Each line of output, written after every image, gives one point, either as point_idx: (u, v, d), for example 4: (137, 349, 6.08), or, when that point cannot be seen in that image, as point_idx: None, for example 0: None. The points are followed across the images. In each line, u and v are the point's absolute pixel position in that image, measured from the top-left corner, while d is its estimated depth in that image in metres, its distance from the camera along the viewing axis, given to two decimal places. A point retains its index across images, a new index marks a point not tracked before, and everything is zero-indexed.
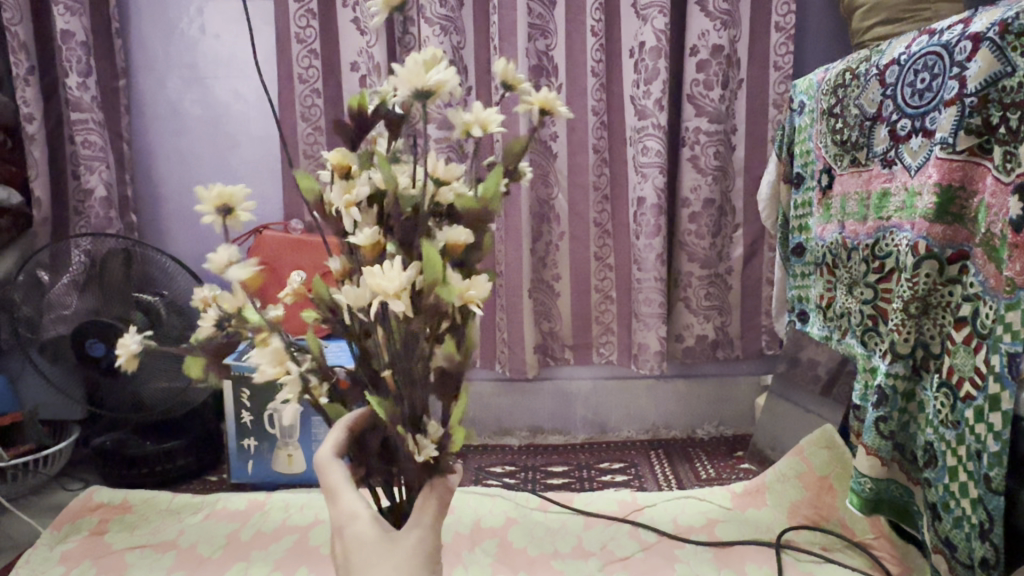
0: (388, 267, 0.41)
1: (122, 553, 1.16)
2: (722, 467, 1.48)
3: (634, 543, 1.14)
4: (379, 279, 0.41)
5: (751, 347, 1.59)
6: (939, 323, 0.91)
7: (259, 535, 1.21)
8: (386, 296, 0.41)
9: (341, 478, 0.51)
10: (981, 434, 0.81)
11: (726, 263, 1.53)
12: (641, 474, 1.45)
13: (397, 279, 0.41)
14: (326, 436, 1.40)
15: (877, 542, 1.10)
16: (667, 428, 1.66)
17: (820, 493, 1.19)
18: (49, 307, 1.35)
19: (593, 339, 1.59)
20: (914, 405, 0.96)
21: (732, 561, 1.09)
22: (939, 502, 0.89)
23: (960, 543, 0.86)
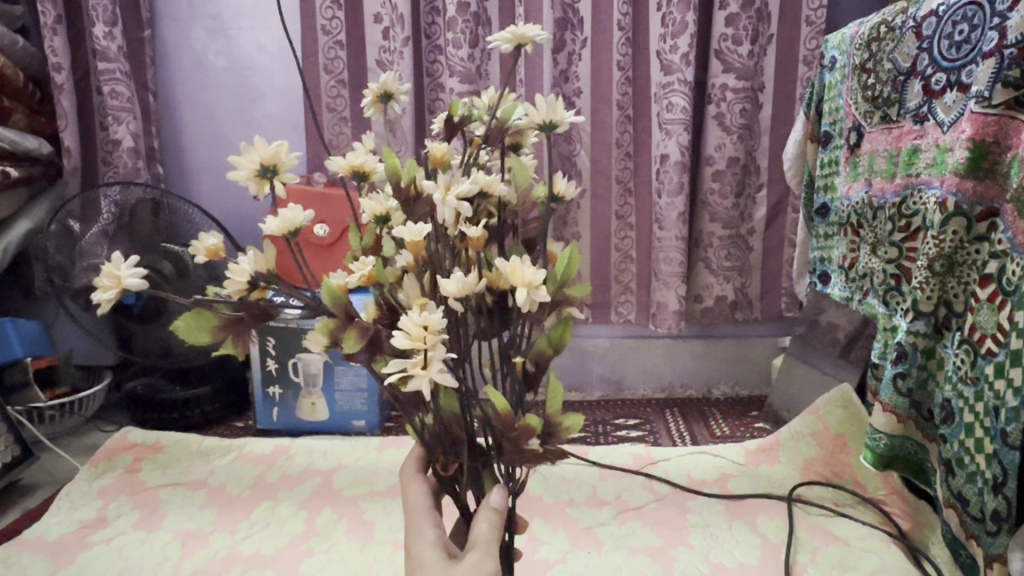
0: (529, 260, 0.45)
1: (155, 490, 1.22)
2: (737, 425, 1.50)
3: (647, 494, 1.17)
4: (523, 270, 0.45)
5: (770, 310, 1.59)
6: (964, 282, 0.90)
7: (284, 477, 1.25)
8: (528, 286, 0.44)
9: (415, 493, 0.58)
10: (1000, 390, 0.81)
11: (748, 224, 1.52)
12: (656, 431, 1.48)
13: (539, 273, 0.45)
14: (348, 385, 1.44)
15: (889, 497, 1.11)
16: (683, 388, 1.67)
17: (834, 451, 1.20)
18: (81, 256, 1.41)
19: (612, 298, 1.59)
20: (933, 363, 0.96)
21: (744, 513, 1.11)
22: (954, 458, 0.89)
23: (972, 498, 0.86)
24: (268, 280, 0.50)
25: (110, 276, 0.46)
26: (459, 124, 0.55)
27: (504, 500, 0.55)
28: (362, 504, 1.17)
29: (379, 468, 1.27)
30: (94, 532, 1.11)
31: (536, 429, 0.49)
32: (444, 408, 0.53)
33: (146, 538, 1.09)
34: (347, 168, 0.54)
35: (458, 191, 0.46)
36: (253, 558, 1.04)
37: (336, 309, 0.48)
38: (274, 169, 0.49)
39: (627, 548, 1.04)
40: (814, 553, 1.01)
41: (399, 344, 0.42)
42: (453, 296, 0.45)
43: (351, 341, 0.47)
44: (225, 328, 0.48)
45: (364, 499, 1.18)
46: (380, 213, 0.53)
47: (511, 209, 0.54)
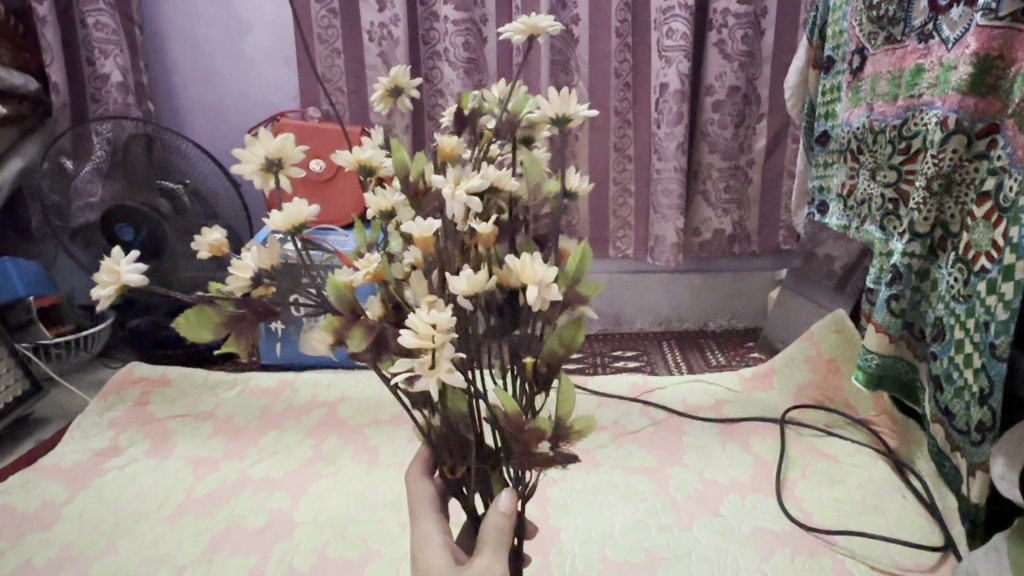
0: (539, 257, 0.44)
1: (164, 421, 1.25)
2: (732, 355, 1.54)
3: (644, 418, 1.20)
4: (532, 268, 0.44)
5: (768, 243, 1.59)
6: (961, 201, 0.91)
7: (290, 408, 1.28)
8: (539, 285, 0.44)
9: (421, 495, 0.58)
10: (991, 305, 0.82)
11: (748, 156, 1.51)
12: (653, 362, 1.51)
13: (550, 271, 0.44)
14: None
15: (878, 418, 1.13)
16: (680, 321, 1.70)
17: (827, 375, 1.21)
18: (76, 195, 1.41)
19: (610, 233, 1.59)
20: (927, 284, 0.98)
21: (737, 435, 1.15)
22: (943, 374, 0.92)
23: (959, 411, 0.89)
24: (271, 276, 0.48)
25: (110, 272, 0.44)
26: (470, 116, 0.56)
27: (512, 504, 0.53)
28: (367, 432, 1.20)
29: (382, 399, 1.29)
30: (109, 459, 1.14)
31: (547, 431, 0.49)
32: (452, 409, 0.52)
33: (158, 465, 1.13)
34: (353, 164, 0.54)
35: (468, 186, 0.45)
36: (264, 481, 1.07)
37: (343, 306, 0.48)
38: (280, 163, 0.47)
39: (624, 467, 1.08)
40: (804, 470, 1.05)
41: (407, 343, 0.42)
42: (462, 293, 0.44)
43: (357, 339, 0.46)
44: (227, 324, 0.46)
45: (369, 427, 1.21)
46: (385, 208, 0.52)
47: (521, 203, 0.52)
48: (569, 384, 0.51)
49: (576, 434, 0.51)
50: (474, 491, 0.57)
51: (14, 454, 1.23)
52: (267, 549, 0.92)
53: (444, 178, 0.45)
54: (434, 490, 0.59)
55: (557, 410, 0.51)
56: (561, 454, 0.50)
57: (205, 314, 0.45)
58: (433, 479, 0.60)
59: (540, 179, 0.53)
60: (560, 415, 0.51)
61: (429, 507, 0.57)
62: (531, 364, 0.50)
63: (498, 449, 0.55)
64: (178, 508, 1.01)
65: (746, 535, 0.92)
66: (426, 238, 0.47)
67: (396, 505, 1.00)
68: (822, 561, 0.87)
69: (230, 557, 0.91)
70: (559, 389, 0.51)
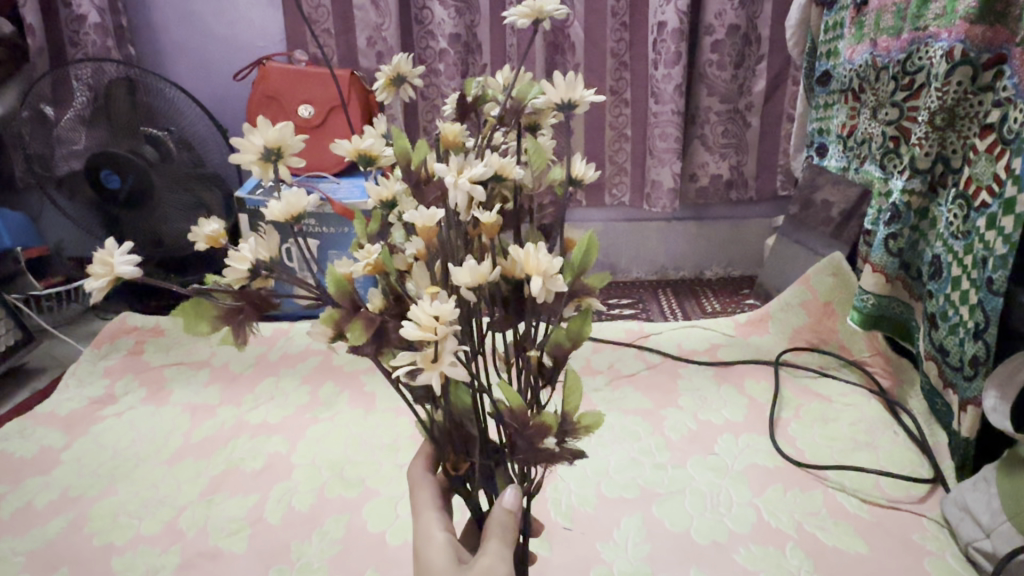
0: (544, 246, 0.42)
1: (159, 369, 1.24)
2: (728, 302, 1.54)
3: (639, 362, 1.21)
4: (536, 257, 0.42)
5: (765, 189, 1.58)
6: (964, 136, 0.89)
7: (285, 356, 1.27)
8: (543, 276, 0.41)
9: (424, 495, 0.55)
10: (990, 240, 0.81)
11: (747, 99, 1.47)
12: (648, 309, 1.52)
13: (554, 260, 0.42)
14: None
15: (872, 359, 1.14)
16: (676, 270, 1.69)
17: (821, 318, 1.22)
18: (59, 142, 1.37)
19: (606, 180, 1.56)
20: (926, 222, 0.97)
21: (732, 377, 1.16)
22: (939, 312, 0.92)
23: (953, 348, 0.89)
24: (272, 268, 0.44)
25: (103, 264, 0.41)
26: (475, 101, 0.55)
27: (518, 499, 0.51)
28: (363, 378, 1.20)
29: None
30: (105, 406, 1.14)
31: (551, 427, 0.47)
32: (456, 404, 0.49)
33: (155, 412, 1.13)
34: (351, 152, 0.50)
35: (471, 174, 0.43)
36: (262, 426, 1.07)
37: (342, 300, 0.45)
38: (279, 153, 0.44)
39: (620, 410, 1.08)
40: (798, 409, 1.06)
41: (409, 336, 0.39)
42: (465, 284, 0.41)
43: (356, 331, 0.43)
44: (224, 318, 0.42)
45: (364, 374, 1.21)
46: (387, 197, 0.48)
47: (526, 192, 0.50)
48: (576, 377, 0.47)
49: (583, 430, 0.48)
50: (479, 488, 0.54)
51: (10, 403, 1.23)
52: (266, 491, 0.93)
53: (445, 166, 0.43)
54: (437, 489, 0.56)
55: (564, 404, 0.48)
56: (567, 450, 0.48)
57: (201, 306, 0.42)
58: (435, 476, 0.57)
59: (546, 166, 0.51)
60: (567, 409, 0.48)
61: (432, 506, 0.55)
62: (535, 355, 0.50)
63: (501, 445, 0.52)
64: (177, 452, 1.02)
65: (739, 471, 0.93)
66: (428, 227, 0.43)
67: (393, 447, 1.01)
68: (813, 495, 0.88)
69: (229, 497, 0.91)
70: (566, 383, 0.48)
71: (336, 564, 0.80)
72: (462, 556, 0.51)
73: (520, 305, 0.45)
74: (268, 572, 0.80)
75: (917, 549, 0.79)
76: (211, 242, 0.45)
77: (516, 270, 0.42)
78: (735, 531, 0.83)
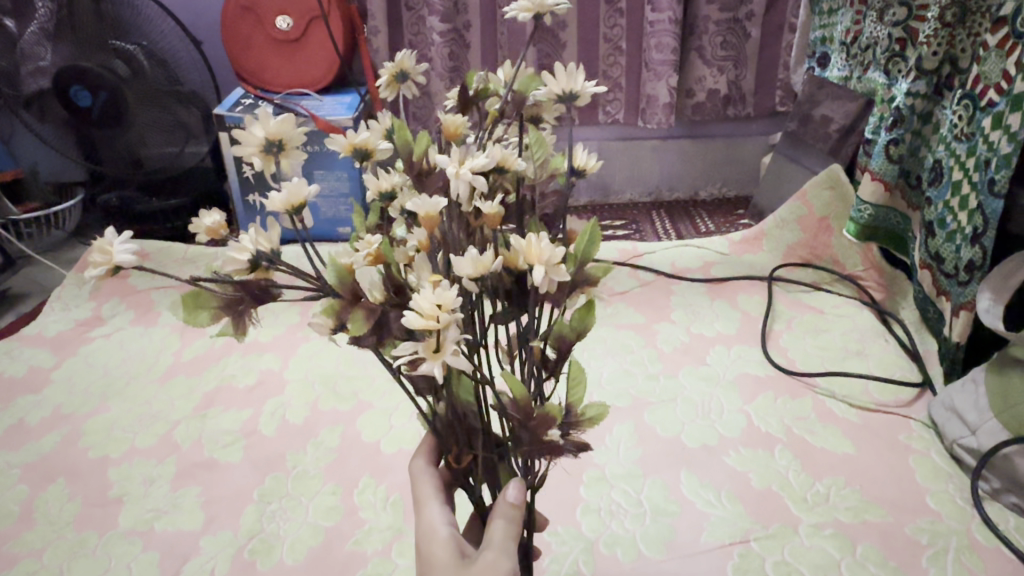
0: (546, 234, 0.38)
1: (146, 292, 1.22)
2: (722, 222, 1.53)
3: (632, 281, 1.20)
4: (540, 246, 0.38)
5: (763, 106, 1.53)
6: (974, 33, 0.85)
7: None
8: (547, 266, 0.38)
9: (427, 486, 0.51)
10: (994, 141, 0.79)
11: (748, 7, 1.40)
12: (642, 229, 1.50)
13: (557, 248, 0.38)
14: (329, 191, 1.40)
15: (866, 274, 1.13)
16: (670, 191, 1.66)
17: (817, 233, 1.20)
18: (23, 59, 1.29)
19: (599, 97, 1.50)
20: (929, 128, 0.94)
21: (725, 293, 1.15)
22: (937, 219, 0.90)
23: (949, 255, 0.88)
24: (275, 260, 0.38)
25: (102, 252, 0.38)
26: (476, 96, 0.49)
27: (522, 493, 0.47)
28: None
29: None
30: (93, 328, 1.13)
31: (557, 418, 0.43)
32: (460, 396, 0.45)
33: (144, 332, 1.11)
34: (346, 146, 0.44)
35: (472, 163, 0.38)
36: (253, 345, 1.06)
37: (343, 290, 0.39)
38: (281, 146, 0.40)
39: (613, 324, 1.08)
40: (791, 322, 1.06)
41: (409, 325, 0.35)
42: (467, 275, 0.37)
43: (357, 322, 0.38)
44: (226, 308, 0.38)
45: None
46: (386, 188, 0.46)
47: (529, 182, 0.46)
48: (580, 369, 0.45)
49: (586, 422, 0.46)
50: (481, 483, 0.50)
51: None
52: (259, 405, 0.93)
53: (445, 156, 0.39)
54: (438, 483, 0.51)
55: (568, 397, 0.46)
56: (571, 442, 0.45)
57: (202, 295, 0.37)
58: (438, 470, 0.52)
59: (547, 156, 0.47)
60: (571, 401, 0.46)
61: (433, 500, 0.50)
62: (539, 346, 0.46)
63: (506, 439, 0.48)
64: (168, 371, 1.01)
65: (731, 380, 0.94)
66: (432, 216, 0.39)
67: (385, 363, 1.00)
68: (803, 402, 0.89)
69: (222, 412, 0.91)
70: (570, 375, 0.45)
71: (333, 471, 0.81)
72: (464, 550, 0.47)
73: (522, 295, 0.42)
74: (264, 479, 0.80)
75: (903, 448, 0.80)
76: (215, 236, 0.41)
77: (518, 261, 0.39)
78: (725, 436, 0.84)
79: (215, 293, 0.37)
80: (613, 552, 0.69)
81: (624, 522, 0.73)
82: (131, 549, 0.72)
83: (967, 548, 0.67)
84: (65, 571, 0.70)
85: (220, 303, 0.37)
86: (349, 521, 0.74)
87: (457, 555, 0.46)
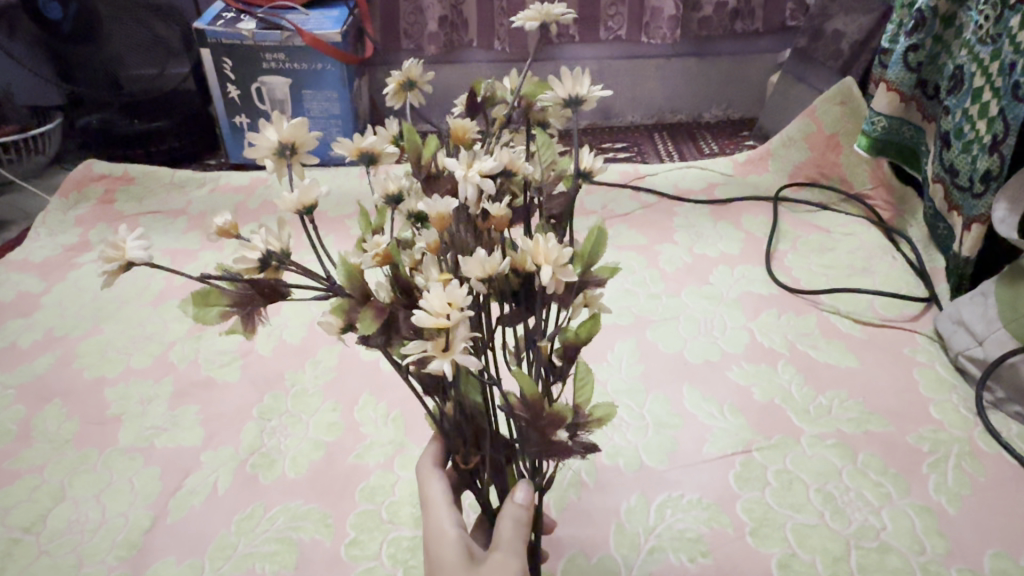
0: (553, 235, 0.39)
1: (134, 218, 1.19)
2: (727, 144, 1.48)
3: (634, 202, 1.16)
4: (546, 244, 0.39)
5: (773, 21, 1.46)
6: None
7: (265, 205, 1.21)
8: (552, 265, 0.38)
9: (437, 489, 0.51)
10: (1021, 43, 0.74)
11: None
12: (644, 152, 1.46)
13: (565, 249, 0.39)
14: (320, 112, 1.35)
15: (874, 193, 1.10)
16: (673, 114, 1.60)
17: (825, 152, 1.16)
18: None
19: (602, 11, 1.42)
20: (952, 33, 0.89)
21: (729, 214, 1.12)
22: (953, 130, 0.86)
23: (964, 167, 0.85)
24: (285, 261, 0.40)
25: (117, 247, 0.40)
26: (484, 101, 0.53)
27: (530, 494, 0.48)
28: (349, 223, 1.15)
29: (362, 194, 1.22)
30: (81, 254, 1.10)
31: (567, 417, 0.43)
32: (466, 396, 0.44)
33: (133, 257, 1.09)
34: (353, 150, 0.46)
35: (480, 166, 0.40)
36: None
37: (353, 289, 0.40)
38: (294, 148, 0.43)
39: (614, 246, 1.05)
40: (795, 242, 1.04)
41: (420, 323, 0.36)
42: (475, 277, 0.38)
43: (367, 320, 0.39)
44: (236, 306, 0.40)
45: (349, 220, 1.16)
46: (393, 191, 0.47)
47: (535, 184, 0.48)
48: (587, 370, 0.46)
49: (594, 422, 0.45)
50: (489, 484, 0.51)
51: None
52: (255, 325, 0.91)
53: (455, 161, 0.41)
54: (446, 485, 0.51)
55: (575, 398, 0.46)
56: (579, 442, 0.45)
57: (210, 294, 0.39)
58: (445, 471, 0.52)
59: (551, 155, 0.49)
60: (578, 403, 0.46)
61: (442, 502, 0.50)
62: (546, 346, 0.44)
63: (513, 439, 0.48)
64: (160, 294, 0.99)
65: (734, 298, 0.92)
66: (444, 218, 0.40)
67: None
68: (808, 319, 0.88)
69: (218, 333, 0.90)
70: (577, 375, 0.46)
71: (332, 389, 0.80)
72: (474, 550, 0.47)
73: (529, 295, 0.42)
74: (263, 397, 0.79)
75: (907, 361, 0.79)
76: (225, 235, 0.43)
77: (526, 263, 0.39)
78: (728, 351, 0.83)
79: (225, 292, 0.40)
80: (616, 462, 0.69)
81: (625, 435, 0.72)
82: (131, 464, 0.72)
83: (968, 454, 0.68)
84: (66, 486, 0.70)
85: (229, 303, 0.40)
86: (350, 436, 0.74)
87: (467, 558, 0.46)
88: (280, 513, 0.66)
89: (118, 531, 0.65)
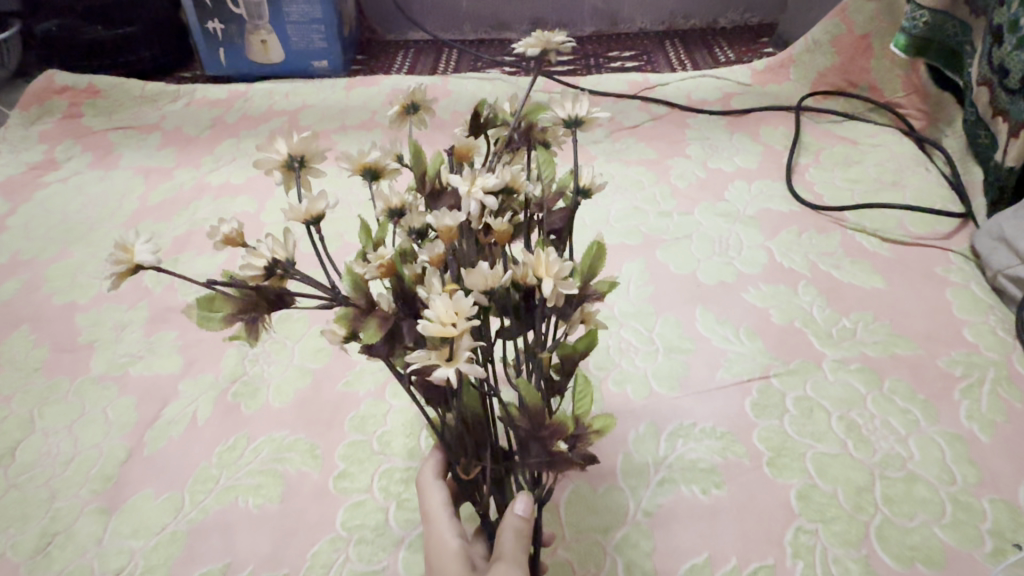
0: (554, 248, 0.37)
1: (104, 134, 1.10)
2: (744, 51, 1.37)
3: (643, 115, 1.07)
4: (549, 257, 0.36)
5: None
6: None
7: (245, 118, 1.12)
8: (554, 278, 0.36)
9: (438, 502, 0.47)
10: None
11: None
12: (653, 61, 1.35)
13: (565, 262, 0.37)
14: (300, 17, 1.23)
15: (906, 100, 1.01)
16: (685, 18, 1.44)
17: (853, 56, 1.06)
18: None
19: None
20: None
21: (746, 126, 1.03)
22: (1006, 23, 0.77)
23: (1015, 67, 0.76)
24: (291, 269, 0.37)
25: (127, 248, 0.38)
26: (486, 124, 0.47)
27: (530, 506, 0.44)
28: (334, 137, 1.06)
29: (350, 107, 1.13)
30: (47, 173, 1.02)
31: (568, 427, 0.40)
32: (468, 405, 0.40)
33: (104, 176, 1.01)
34: (357, 164, 0.41)
35: (484, 182, 0.38)
36: (224, 185, 0.97)
37: (359, 298, 0.37)
38: (303, 161, 0.40)
39: (621, 161, 0.97)
40: (818, 154, 0.96)
41: (424, 331, 0.33)
42: (478, 290, 0.35)
43: (371, 329, 0.36)
44: (240, 313, 0.36)
45: (335, 134, 1.07)
46: (396, 204, 0.41)
47: (537, 202, 0.43)
48: (585, 380, 0.43)
49: (594, 432, 0.43)
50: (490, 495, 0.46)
51: None
52: (234, 250, 0.86)
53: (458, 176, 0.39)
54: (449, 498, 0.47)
55: (574, 409, 0.43)
56: (578, 453, 0.41)
57: (216, 301, 0.35)
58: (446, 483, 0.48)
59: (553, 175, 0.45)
60: (577, 414, 0.43)
61: (443, 514, 0.46)
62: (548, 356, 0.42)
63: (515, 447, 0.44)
64: (133, 216, 0.92)
65: (751, 216, 0.85)
66: (451, 231, 0.37)
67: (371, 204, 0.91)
68: (831, 237, 0.81)
69: (196, 257, 0.85)
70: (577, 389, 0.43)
71: (318, 314, 0.74)
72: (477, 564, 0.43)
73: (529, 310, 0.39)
74: None
75: (939, 281, 0.73)
76: (230, 244, 0.39)
77: (526, 277, 0.36)
78: (744, 272, 0.77)
79: (230, 298, 0.36)
80: (623, 390, 0.64)
81: (634, 360, 0.67)
82: (105, 394, 0.67)
83: (1004, 379, 0.63)
84: (36, 416, 0.65)
85: (235, 310, 0.35)
86: (338, 363, 0.69)
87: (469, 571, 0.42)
88: (264, 444, 0.61)
89: (92, 464, 0.61)
